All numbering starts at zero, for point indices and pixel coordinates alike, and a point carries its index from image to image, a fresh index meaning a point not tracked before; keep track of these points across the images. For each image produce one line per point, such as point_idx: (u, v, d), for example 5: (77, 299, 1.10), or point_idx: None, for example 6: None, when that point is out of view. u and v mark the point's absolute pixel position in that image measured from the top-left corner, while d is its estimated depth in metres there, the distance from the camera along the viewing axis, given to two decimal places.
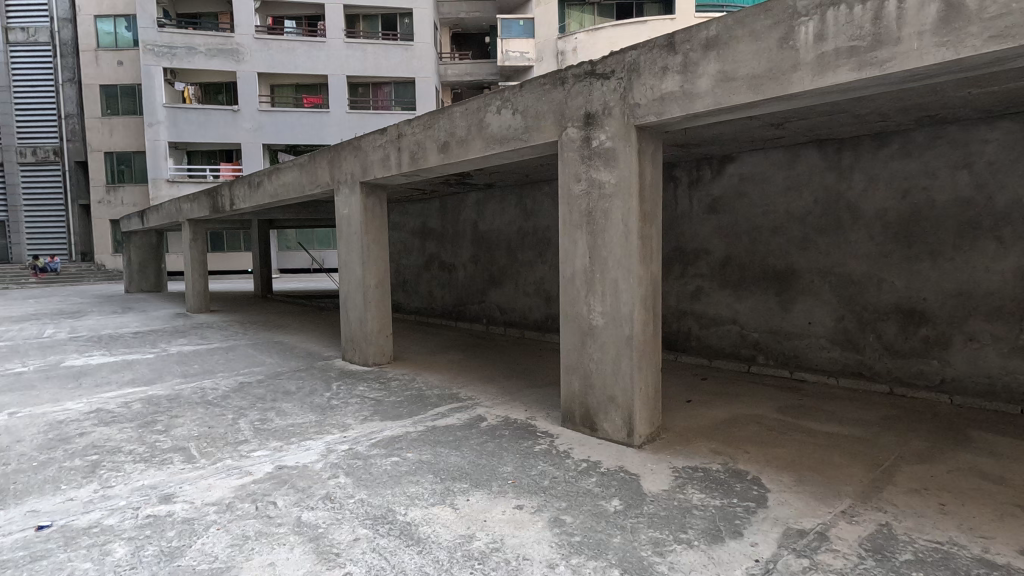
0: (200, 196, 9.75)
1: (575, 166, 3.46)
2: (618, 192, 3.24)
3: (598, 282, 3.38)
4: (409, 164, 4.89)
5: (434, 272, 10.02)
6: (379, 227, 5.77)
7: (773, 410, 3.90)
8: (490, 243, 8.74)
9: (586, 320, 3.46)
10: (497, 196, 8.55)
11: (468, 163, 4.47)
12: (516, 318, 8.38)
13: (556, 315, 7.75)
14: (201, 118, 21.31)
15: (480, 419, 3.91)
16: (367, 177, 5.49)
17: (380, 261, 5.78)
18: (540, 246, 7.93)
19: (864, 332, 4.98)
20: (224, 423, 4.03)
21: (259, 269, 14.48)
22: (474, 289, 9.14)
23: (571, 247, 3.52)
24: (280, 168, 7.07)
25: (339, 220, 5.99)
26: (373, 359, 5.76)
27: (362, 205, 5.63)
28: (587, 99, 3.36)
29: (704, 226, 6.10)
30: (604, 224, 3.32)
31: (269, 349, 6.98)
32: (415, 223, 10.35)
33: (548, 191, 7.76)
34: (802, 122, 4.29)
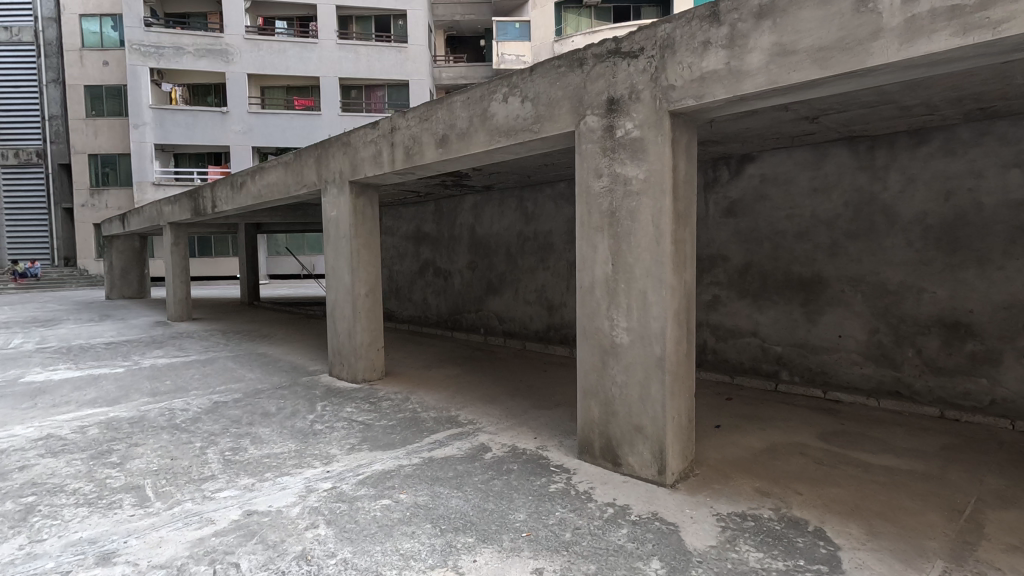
0: (181, 198, 9.23)
1: (596, 160, 3.00)
2: (647, 189, 2.78)
3: (623, 293, 2.91)
4: (403, 161, 4.42)
5: (428, 279, 9.55)
6: (370, 231, 5.29)
7: (815, 438, 3.44)
8: (489, 249, 8.27)
9: (608, 337, 3.00)
10: (496, 199, 8.11)
11: (470, 159, 4.01)
12: (516, 328, 7.91)
13: (559, 325, 7.29)
14: (188, 120, 20.75)
15: (483, 449, 3.43)
16: (356, 175, 5.02)
17: (370, 268, 5.29)
18: (542, 252, 7.48)
19: (902, 347, 4.55)
20: (190, 453, 3.52)
21: (246, 275, 13.92)
22: (471, 297, 8.66)
23: (591, 252, 3.05)
24: (264, 167, 6.58)
25: (326, 222, 5.50)
26: (363, 375, 5.26)
27: (352, 206, 5.15)
28: (610, 82, 2.91)
29: (721, 231, 5.67)
30: (630, 226, 2.86)
31: (251, 362, 6.46)
32: (409, 228, 9.88)
33: (550, 194, 7.32)
34: (841, 115, 3.86)
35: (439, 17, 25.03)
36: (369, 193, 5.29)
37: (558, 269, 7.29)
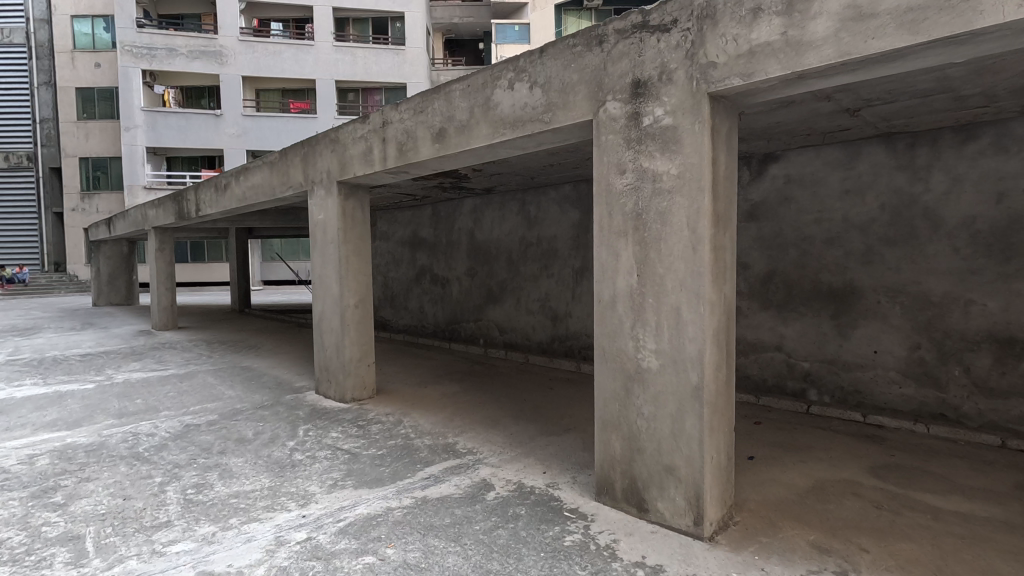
0: (166, 200, 8.77)
1: (618, 152, 2.57)
2: (681, 186, 2.34)
3: (651, 310, 2.47)
4: (395, 159, 3.99)
5: (425, 287, 9.10)
6: (360, 235, 4.85)
7: (867, 474, 2.99)
8: (489, 255, 7.84)
9: (632, 360, 2.55)
10: (496, 202, 7.68)
11: (470, 156, 3.58)
12: (517, 339, 7.46)
13: (564, 337, 6.85)
14: (181, 123, 20.32)
15: (486, 488, 2.97)
16: (345, 175, 4.58)
17: (360, 276, 4.85)
18: (546, 259, 7.05)
19: (947, 365, 4.11)
20: (147, 491, 3.05)
21: (237, 281, 13.45)
22: (470, 306, 8.22)
23: (612, 261, 2.62)
24: (248, 167, 6.14)
25: (313, 227, 5.06)
26: (352, 394, 4.80)
27: (340, 209, 4.72)
28: (636, 61, 2.49)
29: (742, 237, 5.24)
30: (660, 231, 2.43)
31: (233, 377, 6.00)
32: (405, 233, 9.44)
33: (555, 197, 6.90)
34: (887, 105, 3.44)
35: (438, 19, 24.67)
36: (359, 194, 4.86)
37: (563, 277, 6.86)
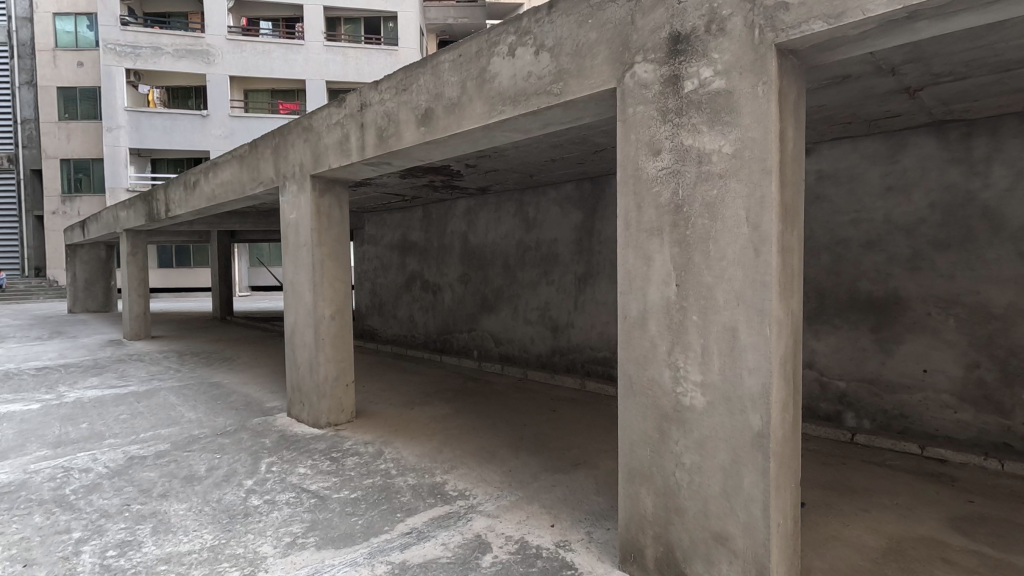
0: (136, 201, 8.15)
1: (650, 128, 2.01)
2: (739, 168, 1.78)
3: (695, 330, 1.91)
4: (374, 148, 3.42)
5: (415, 294, 8.52)
6: (338, 238, 4.28)
7: (949, 530, 2.44)
8: (484, 260, 7.28)
9: (670, 395, 1.98)
10: (491, 203, 7.12)
11: (462, 141, 3.01)
12: (514, 352, 6.89)
13: (566, 349, 6.28)
14: (166, 123, 19.66)
15: (481, 550, 2.37)
16: (319, 167, 4.00)
17: (338, 284, 4.27)
18: (546, 264, 6.50)
19: (1012, 388, 3.57)
20: (56, 555, 2.43)
21: (219, 288, 12.79)
22: (463, 315, 7.63)
23: (642, 267, 2.05)
24: (217, 162, 5.55)
25: (285, 228, 4.48)
26: (328, 418, 4.21)
27: (314, 208, 4.14)
28: (675, 9, 1.93)
29: None
30: (709, 227, 1.86)
31: (198, 395, 5.38)
32: (395, 237, 8.86)
33: (555, 197, 6.35)
34: (956, 82, 2.90)
35: (432, 20, 24.15)
36: (337, 191, 4.29)
37: (564, 283, 6.30)
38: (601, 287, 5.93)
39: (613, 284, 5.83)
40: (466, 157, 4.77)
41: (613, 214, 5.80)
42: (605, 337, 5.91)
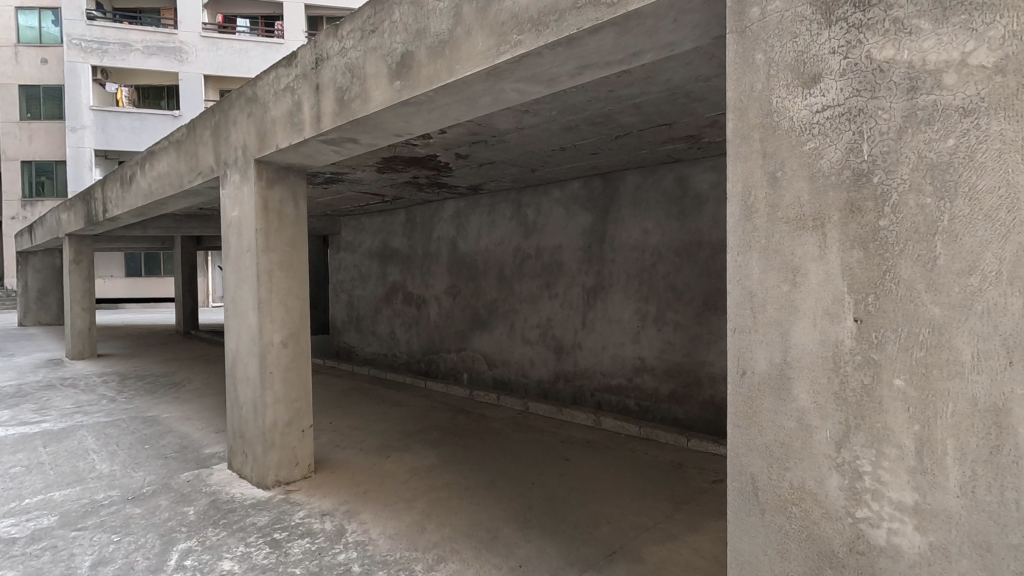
0: (76, 201, 7.08)
1: (799, 37, 1.13)
2: (1014, 95, 0.90)
3: (906, 410, 1.01)
4: (332, 118, 2.50)
5: (396, 307, 7.56)
6: (292, 241, 3.33)
7: None
8: (476, 270, 6.37)
9: (845, 524, 1.08)
10: (484, 205, 6.23)
11: (455, 101, 2.11)
12: (510, 376, 5.96)
13: (571, 375, 5.38)
14: (134, 124, 18.48)
15: None
16: (263, 150, 3.06)
17: (291, 301, 3.32)
18: (548, 274, 5.62)
19: None
20: None
21: (182, 299, 11.67)
22: (451, 333, 6.69)
23: (783, 287, 1.16)
24: (153, 151, 4.57)
25: (225, 229, 3.50)
26: (276, 476, 3.23)
27: (260, 204, 3.18)
28: None
29: None
30: (937, 213, 0.97)
31: (123, 436, 4.35)
32: (375, 243, 7.93)
33: (559, 197, 5.49)
34: None
35: None
36: (292, 183, 3.34)
37: (570, 298, 5.42)
38: (615, 302, 5.05)
39: (629, 299, 4.95)
40: (456, 142, 3.90)
41: (629, 216, 4.94)
42: (619, 361, 5.02)
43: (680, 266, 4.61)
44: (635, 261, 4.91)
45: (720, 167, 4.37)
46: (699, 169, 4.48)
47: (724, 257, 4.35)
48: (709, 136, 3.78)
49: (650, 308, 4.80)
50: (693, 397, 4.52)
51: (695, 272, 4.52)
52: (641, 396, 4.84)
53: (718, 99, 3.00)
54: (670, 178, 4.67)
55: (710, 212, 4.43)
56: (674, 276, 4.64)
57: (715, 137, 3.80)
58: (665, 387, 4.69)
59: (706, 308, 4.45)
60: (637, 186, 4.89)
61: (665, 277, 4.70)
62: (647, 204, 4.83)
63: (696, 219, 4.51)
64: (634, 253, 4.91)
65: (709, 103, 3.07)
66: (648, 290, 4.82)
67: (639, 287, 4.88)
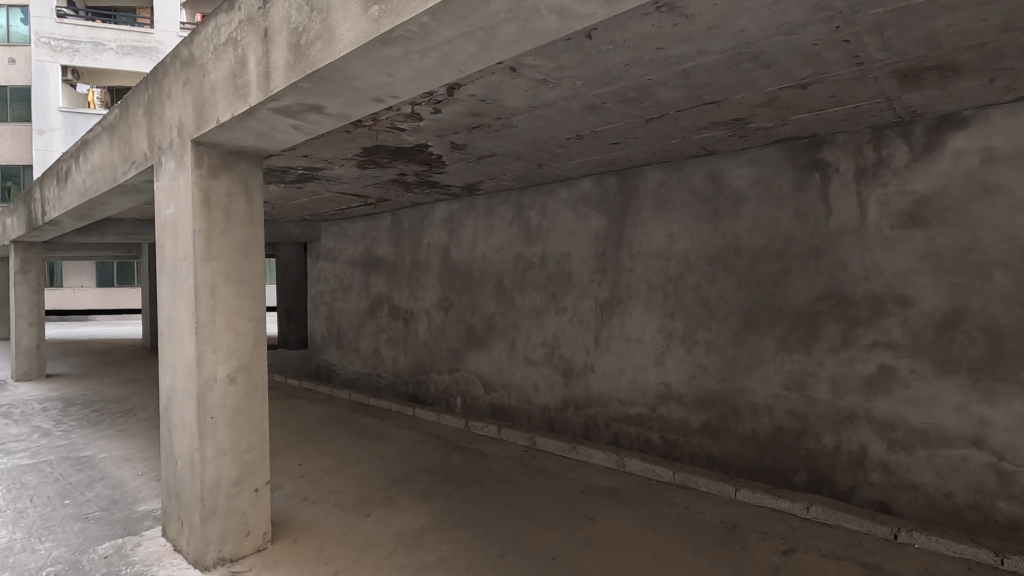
0: (17, 204, 6.24)
1: None
2: None
3: None
4: (284, 73, 1.80)
5: (381, 322, 6.82)
6: (243, 246, 2.60)
7: None
8: (471, 281, 5.67)
9: None
10: (481, 207, 5.54)
11: (461, 34, 1.42)
12: (510, 401, 5.25)
13: (582, 401, 4.68)
14: None
15: None
16: (201, 128, 2.34)
17: (242, 323, 2.59)
18: (554, 286, 4.93)
19: None
20: None
21: (151, 312, 10.81)
22: (443, 351, 5.97)
23: None
24: (85, 140, 3.81)
25: (159, 231, 2.75)
26: (219, 552, 2.48)
27: (197, 198, 2.44)
28: None
29: (897, 253, 3.20)
30: None
31: (42, 486, 3.54)
32: (358, 251, 7.21)
33: (568, 198, 4.84)
34: None
35: None
36: (243, 171, 2.61)
37: (580, 313, 4.74)
38: (634, 318, 4.37)
39: (650, 315, 4.27)
40: (451, 127, 3.21)
41: (651, 219, 4.29)
42: (639, 388, 4.33)
43: (712, 277, 3.95)
44: (657, 271, 4.24)
45: (760, 160, 3.74)
46: (736, 163, 3.85)
47: (767, 265, 3.70)
48: (758, 120, 3.13)
49: (677, 325, 4.12)
50: (731, 431, 3.85)
51: (730, 283, 3.86)
52: (666, 428, 4.17)
53: (790, 63, 2.34)
54: (699, 174, 4.02)
55: (749, 213, 3.79)
56: (706, 288, 3.98)
57: (765, 121, 3.16)
58: (696, 418, 4.01)
59: (745, 326, 3.80)
60: (659, 184, 4.24)
61: (694, 289, 4.03)
62: (671, 205, 4.18)
63: (732, 221, 3.86)
64: (656, 262, 4.25)
65: (776, 70, 2.42)
66: (674, 304, 4.15)
67: (663, 301, 4.21)
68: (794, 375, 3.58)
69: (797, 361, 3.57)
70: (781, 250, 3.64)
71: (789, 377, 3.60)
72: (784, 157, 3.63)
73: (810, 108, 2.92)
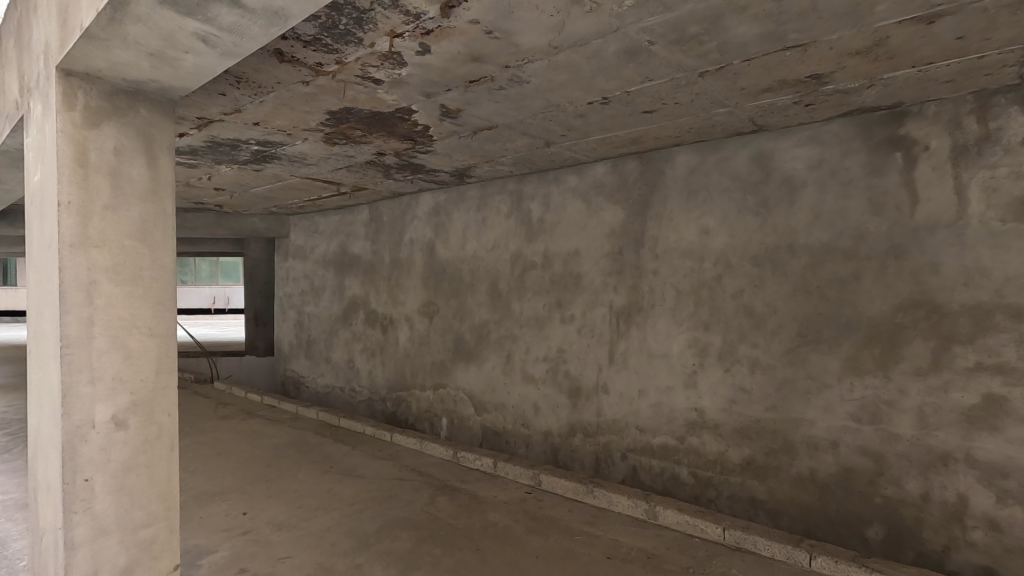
0: None
1: None
2: None
3: None
4: None
5: (355, 329, 6.01)
6: (141, 229, 1.79)
7: None
8: (459, 284, 4.91)
9: None
10: (473, 198, 4.79)
11: None
12: (505, 424, 4.49)
13: (593, 427, 3.95)
14: None
15: None
16: (65, 45, 1.54)
17: (137, 340, 1.78)
18: (559, 290, 4.19)
19: None
20: None
21: None
22: (426, 364, 5.18)
23: None
24: None
25: (27, 209, 1.93)
26: None
27: (66, 154, 1.63)
28: None
29: (1009, 253, 2.52)
30: None
31: None
32: (331, 249, 6.40)
33: (576, 186, 4.11)
34: None
35: None
36: (141, 121, 1.80)
37: (590, 322, 4.00)
38: (658, 329, 3.65)
39: (679, 326, 3.56)
40: (442, 81, 2.46)
41: (680, 211, 3.58)
42: (664, 414, 3.61)
43: (758, 281, 3.25)
44: (688, 274, 3.53)
45: (821, 138, 3.05)
46: (789, 143, 3.16)
47: (830, 267, 3.01)
48: (839, 78, 2.43)
49: (713, 340, 3.41)
50: (781, 470, 3.14)
51: (781, 289, 3.17)
52: (698, 464, 3.45)
53: None
54: (742, 157, 3.33)
55: (806, 203, 3.10)
56: (750, 294, 3.28)
57: (847, 80, 2.46)
58: (736, 453, 3.30)
59: (801, 341, 3.10)
60: (690, 169, 3.54)
61: (735, 296, 3.33)
62: (706, 193, 3.47)
63: (784, 213, 3.17)
64: (686, 262, 3.54)
65: None
66: (708, 314, 3.44)
67: (694, 309, 3.49)
68: (866, 404, 2.88)
69: (870, 386, 2.88)
70: (849, 248, 2.94)
71: (859, 407, 2.90)
72: (852, 134, 2.95)
73: (915, 60, 2.23)
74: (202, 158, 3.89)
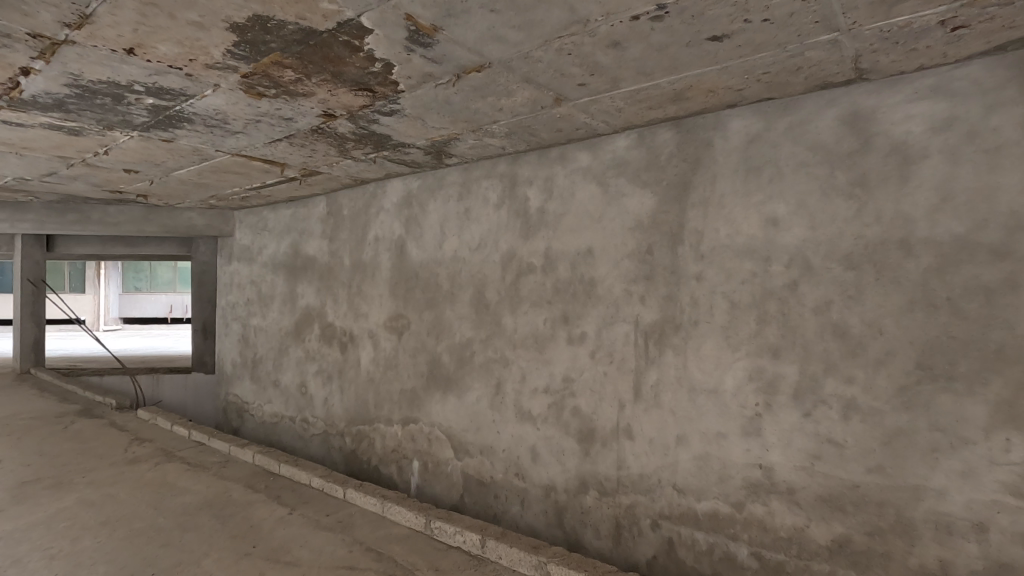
0: None
1: None
2: None
3: None
4: None
5: (309, 347, 4.95)
6: None
7: None
8: (436, 292, 3.91)
9: None
10: (454, 184, 3.80)
11: None
12: (493, 473, 3.50)
13: (614, 482, 2.99)
14: None
15: None
16: None
17: None
18: (564, 302, 3.23)
19: None
20: None
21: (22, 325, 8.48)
22: (394, 393, 4.16)
23: None
24: None
25: None
26: None
27: None
28: None
29: None
30: None
31: None
32: (282, 249, 5.33)
33: (588, 166, 3.16)
34: None
35: None
36: None
37: (608, 344, 3.04)
38: (704, 355, 2.71)
39: (734, 352, 2.62)
40: None
41: (735, 195, 2.65)
42: (713, 470, 2.66)
43: (854, 290, 2.33)
44: (748, 280, 2.59)
45: (950, 88, 2.15)
46: (900, 96, 2.24)
47: (968, 272, 2.10)
48: None
49: (786, 371, 2.48)
50: (893, 560, 2.21)
51: (890, 303, 2.25)
52: (764, 543, 2.51)
53: None
54: (827, 119, 2.41)
55: (928, 180, 2.18)
56: (841, 308, 2.35)
57: None
58: (822, 531, 2.37)
59: (922, 376, 2.18)
60: (748, 138, 2.61)
61: (819, 311, 2.40)
62: (773, 171, 2.54)
63: (894, 195, 2.25)
64: (746, 264, 2.60)
65: None
66: (778, 335, 2.51)
67: (756, 329, 2.56)
68: None
69: None
70: (1001, 244, 2.04)
71: (1022, 477, 1.98)
72: (1002, 81, 2.05)
73: None
74: (82, 119, 2.83)
